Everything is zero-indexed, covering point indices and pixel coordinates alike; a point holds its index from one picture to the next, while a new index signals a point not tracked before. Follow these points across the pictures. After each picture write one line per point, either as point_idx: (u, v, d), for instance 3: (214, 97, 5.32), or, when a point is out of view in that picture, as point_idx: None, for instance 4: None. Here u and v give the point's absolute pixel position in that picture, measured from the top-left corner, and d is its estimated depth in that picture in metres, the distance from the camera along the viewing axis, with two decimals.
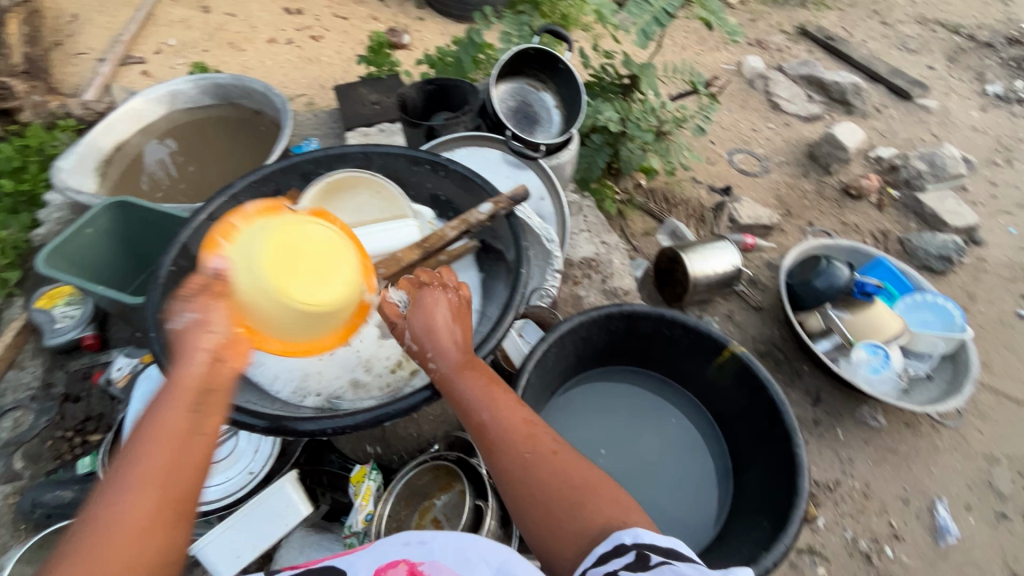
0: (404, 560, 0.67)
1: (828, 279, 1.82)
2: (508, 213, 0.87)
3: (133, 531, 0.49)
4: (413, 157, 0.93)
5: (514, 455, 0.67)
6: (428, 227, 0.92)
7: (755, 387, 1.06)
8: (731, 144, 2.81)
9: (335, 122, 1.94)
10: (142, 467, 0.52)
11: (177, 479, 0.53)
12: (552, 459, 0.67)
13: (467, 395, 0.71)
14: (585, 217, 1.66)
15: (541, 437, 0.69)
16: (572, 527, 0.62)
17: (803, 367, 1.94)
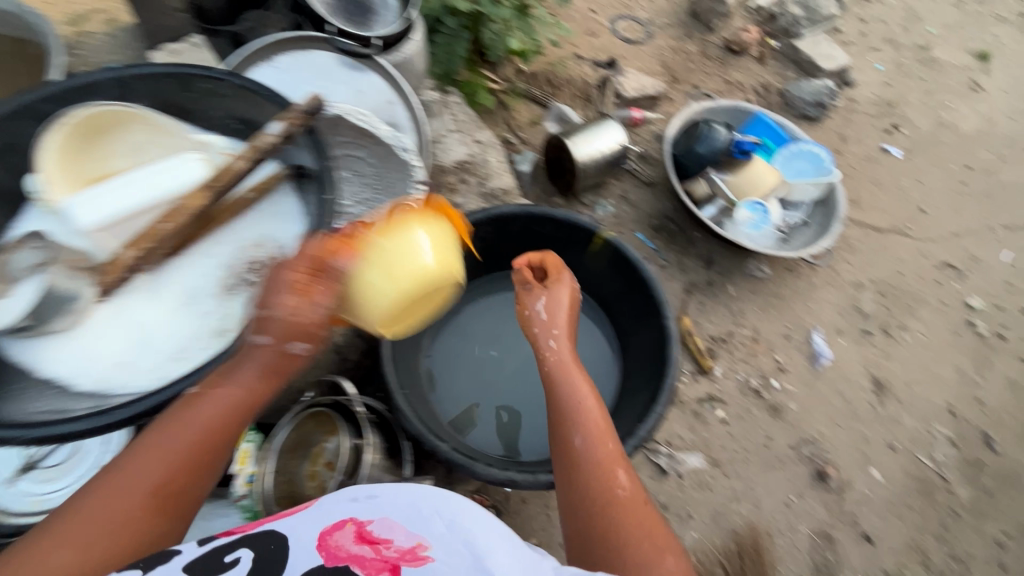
0: (353, 516, 0.72)
1: (708, 145, 1.84)
2: (304, 127, 0.89)
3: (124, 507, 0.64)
4: (179, 78, 0.88)
5: (580, 461, 0.87)
6: (219, 154, 0.91)
7: (628, 268, 1.10)
8: (612, 10, 2.63)
9: (139, 39, 1.60)
10: (157, 462, 0.67)
11: (179, 478, 0.68)
12: (604, 471, 0.85)
13: (570, 398, 0.94)
14: (453, 115, 1.52)
15: (609, 461, 0.86)
16: (607, 535, 0.76)
17: (696, 234, 2.01)
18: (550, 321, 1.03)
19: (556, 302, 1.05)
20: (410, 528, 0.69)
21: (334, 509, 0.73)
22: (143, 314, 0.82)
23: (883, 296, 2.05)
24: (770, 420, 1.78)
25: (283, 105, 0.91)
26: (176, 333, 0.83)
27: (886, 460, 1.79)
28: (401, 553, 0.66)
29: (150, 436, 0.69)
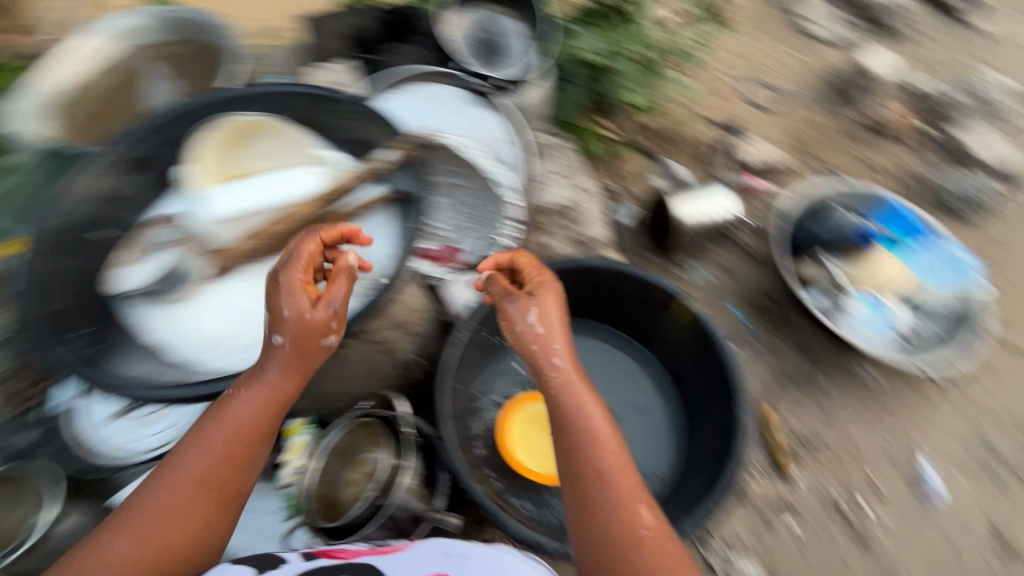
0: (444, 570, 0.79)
1: (829, 229, 1.73)
2: (410, 155, 1.15)
3: (189, 491, 0.77)
4: (315, 98, 1.11)
5: (599, 492, 0.80)
6: (332, 167, 1.15)
7: (709, 344, 1.07)
8: (746, 73, 2.56)
9: (300, 54, 1.81)
10: (207, 453, 0.80)
11: (231, 467, 0.81)
12: (621, 501, 0.79)
13: (579, 425, 0.86)
14: (559, 158, 1.54)
15: (630, 493, 0.80)
16: (627, 566, 0.75)
17: (797, 319, 1.84)
18: (555, 330, 0.92)
19: (542, 314, 0.93)
20: None
21: (423, 562, 0.81)
22: (256, 286, 1.07)
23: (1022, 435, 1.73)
24: (851, 546, 1.55)
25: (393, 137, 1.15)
26: None
27: None
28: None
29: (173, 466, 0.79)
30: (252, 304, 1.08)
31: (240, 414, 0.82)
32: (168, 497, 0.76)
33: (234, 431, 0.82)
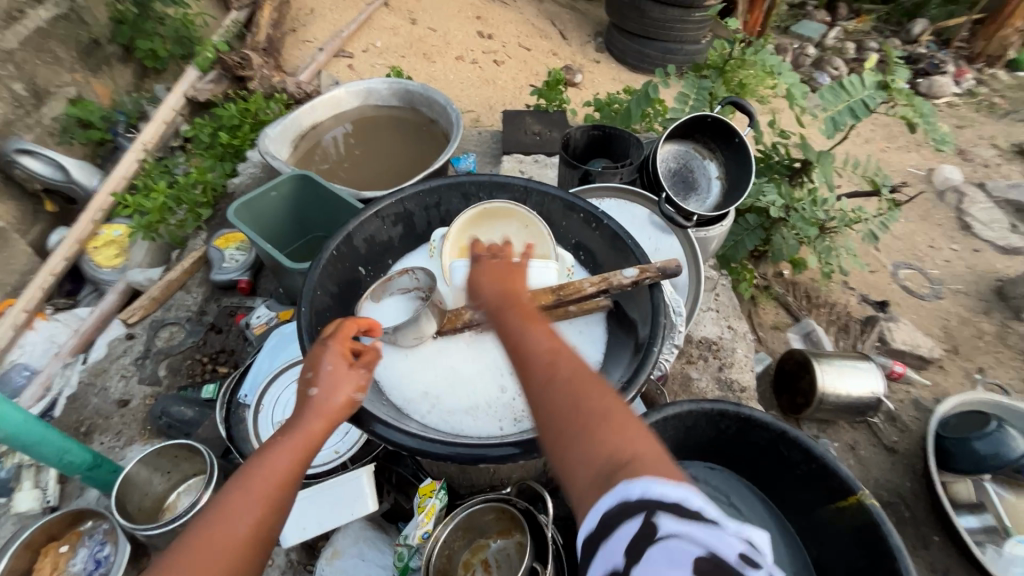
0: None
1: (993, 445, 1.52)
2: (653, 284, 0.82)
3: (225, 549, 0.52)
4: (569, 205, 0.92)
5: (543, 392, 0.58)
6: (565, 273, 0.90)
7: (879, 549, 0.90)
8: (900, 256, 2.50)
9: (496, 144, 2.07)
10: (236, 506, 0.54)
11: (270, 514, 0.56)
12: (571, 392, 0.56)
13: (517, 336, 0.64)
14: (716, 295, 1.56)
15: (588, 384, 0.57)
16: (590, 453, 0.51)
17: (934, 537, 1.62)
18: (498, 276, 0.73)
19: (483, 278, 0.72)
20: None
21: None
22: (456, 362, 0.85)
23: None
24: None
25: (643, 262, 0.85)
26: (477, 394, 0.83)
27: None
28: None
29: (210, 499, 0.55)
30: (477, 384, 0.83)
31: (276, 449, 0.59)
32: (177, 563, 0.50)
33: (274, 471, 0.58)
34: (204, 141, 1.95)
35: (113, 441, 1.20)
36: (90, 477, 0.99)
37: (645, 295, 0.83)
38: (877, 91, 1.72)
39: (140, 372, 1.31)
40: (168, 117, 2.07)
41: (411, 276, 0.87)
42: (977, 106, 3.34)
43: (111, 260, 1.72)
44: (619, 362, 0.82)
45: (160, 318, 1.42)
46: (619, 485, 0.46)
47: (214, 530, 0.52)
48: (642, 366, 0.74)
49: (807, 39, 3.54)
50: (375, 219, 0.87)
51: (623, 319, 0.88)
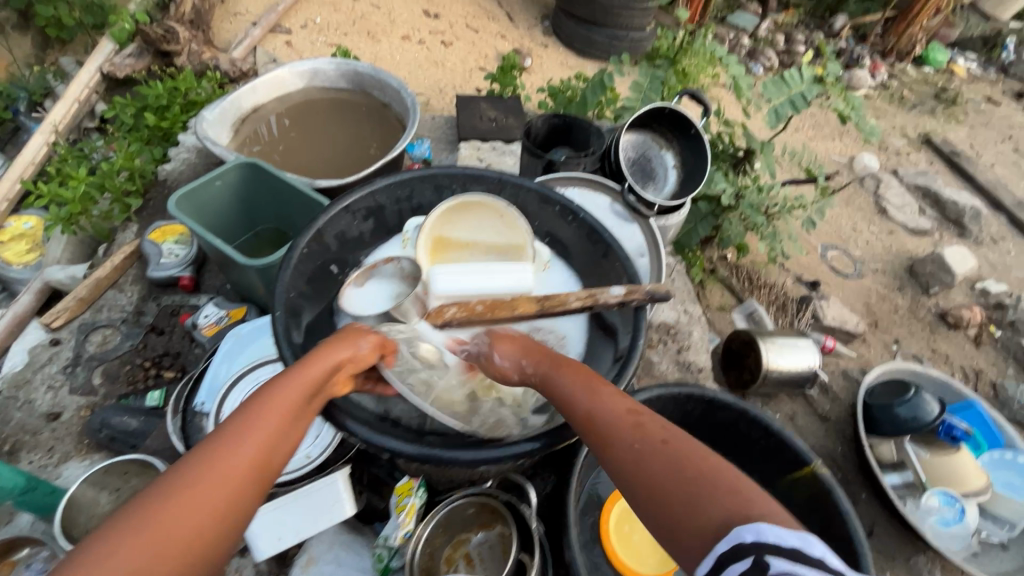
0: None
1: (913, 411, 1.69)
2: (640, 305, 0.84)
3: (225, 476, 0.52)
4: (543, 197, 0.94)
5: (624, 448, 0.59)
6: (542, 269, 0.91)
7: (831, 515, 0.98)
8: (827, 238, 2.70)
9: (450, 129, 2.02)
10: (238, 444, 0.55)
11: (269, 448, 0.56)
12: (657, 450, 0.57)
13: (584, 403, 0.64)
14: (672, 281, 1.62)
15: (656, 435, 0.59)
16: (692, 515, 0.52)
17: (862, 494, 1.79)
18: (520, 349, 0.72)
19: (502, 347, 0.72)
20: None
21: None
22: None
23: None
24: None
25: (621, 262, 0.87)
26: None
27: None
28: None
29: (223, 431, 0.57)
30: None
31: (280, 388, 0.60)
32: (179, 490, 0.50)
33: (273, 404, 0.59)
34: (127, 123, 1.77)
35: (44, 459, 1.09)
36: (23, 502, 0.89)
37: (631, 316, 0.85)
38: (814, 84, 1.82)
39: (71, 381, 1.19)
40: (81, 95, 1.86)
41: (396, 266, 0.86)
42: (890, 98, 3.63)
43: (22, 256, 1.54)
44: (601, 362, 0.84)
45: (90, 321, 1.29)
46: (729, 532, 0.49)
47: (215, 460, 0.53)
48: (624, 371, 0.78)
49: (743, 29, 3.69)
50: (344, 215, 0.84)
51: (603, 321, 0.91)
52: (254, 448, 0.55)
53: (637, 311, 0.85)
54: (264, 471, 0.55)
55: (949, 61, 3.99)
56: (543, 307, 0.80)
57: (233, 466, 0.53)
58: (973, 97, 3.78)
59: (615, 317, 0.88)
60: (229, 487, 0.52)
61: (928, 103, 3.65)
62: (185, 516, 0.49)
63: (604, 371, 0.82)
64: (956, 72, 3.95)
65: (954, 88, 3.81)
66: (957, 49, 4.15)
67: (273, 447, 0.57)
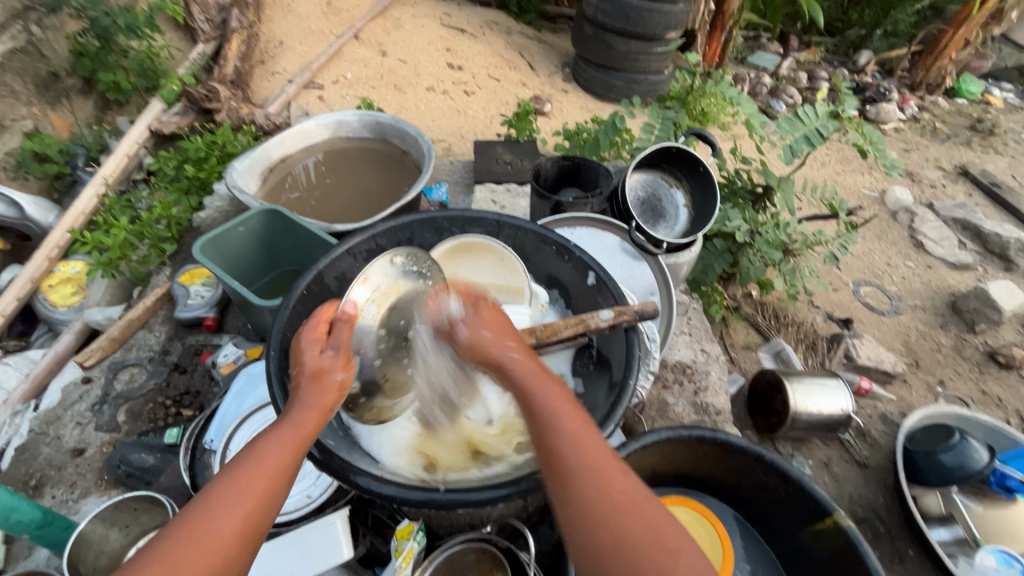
0: None
1: (958, 458, 1.56)
2: (630, 326, 0.84)
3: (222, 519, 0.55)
4: (542, 237, 0.96)
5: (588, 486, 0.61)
6: (539, 309, 0.94)
7: (857, 571, 0.91)
8: (860, 274, 2.60)
9: (467, 173, 2.08)
10: (245, 476, 0.59)
11: (273, 478, 0.60)
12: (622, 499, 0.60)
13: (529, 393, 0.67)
14: (689, 319, 1.59)
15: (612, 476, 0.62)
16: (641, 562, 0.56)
17: (908, 551, 1.65)
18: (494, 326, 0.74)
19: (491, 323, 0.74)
20: None
21: None
22: None
23: None
24: None
25: (617, 298, 0.88)
26: None
27: None
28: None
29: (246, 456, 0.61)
30: None
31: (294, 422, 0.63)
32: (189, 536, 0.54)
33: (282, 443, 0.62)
34: (169, 174, 1.91)
35: (66, 494, 1.13)
36: (39, 537, 0.93)
37: (621, 335, 0.85)
38: (829, 120, 1.81)
39: (97, 419, 1.25)
40: (131, 150, 2.02)
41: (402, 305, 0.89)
42: (921, 131, 3.55)
43: (66, 299, 1.65)
44: (598, 395, 0.83)
45: (120, 360, 1.36)
46: None
47: (203, 532, 0.54)
48: (620, 399, 0.76)
49: (763, 69, 3.71)
50: (347, 257, 0.89)
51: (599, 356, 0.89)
52: (264, 478, 0.59)
53: (628, 329, 0.84)
54: (270, 497, 0.59)
55: (983, 92, 3.90)
56: (538, 339, 0.82)
57: (243, 499, 0.57)
58: (1012, 127, 3.66)
59: (611, 350, 0.87)
60: (239, 518, 0.56)
61: (963, 134, 3.55)
62: (197, 558, 0.53)
63: (602, 401, 0.81)
64: (991, 103, 3.85)
65: (990, 119, 3.70)
66: (992, 81, 4.05)
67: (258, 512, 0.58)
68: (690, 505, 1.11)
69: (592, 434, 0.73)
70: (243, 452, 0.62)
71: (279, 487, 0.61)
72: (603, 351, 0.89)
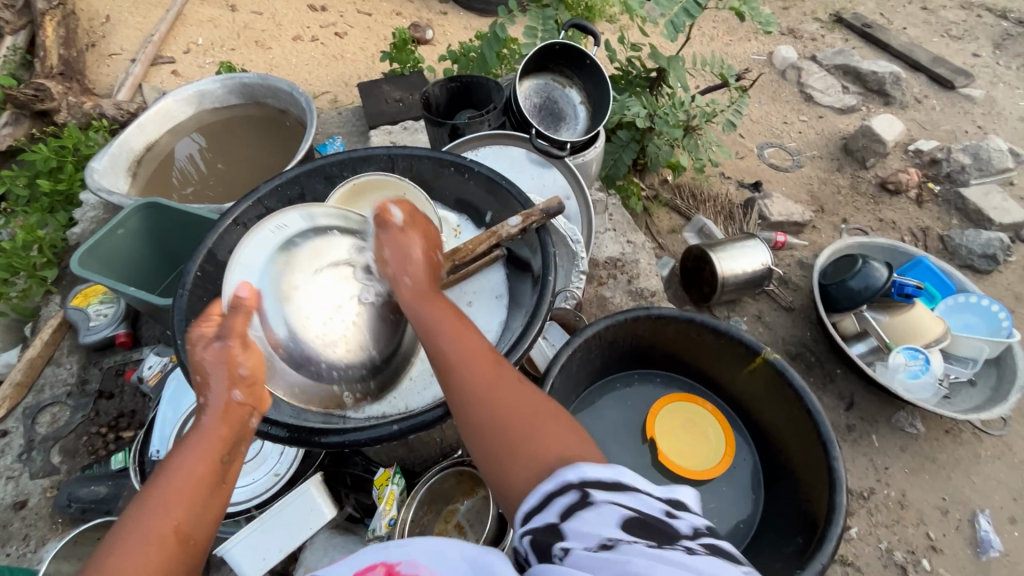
0: (382, 563, 0.51)
1: (864, 280, 1.75)
2: (540, 227, 0.84)
3: (150, 546, 0.53)
4: (439, 161, 0.94)
5: (472, 375, 0.65)
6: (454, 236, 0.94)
7: (790, 395, 1.03)
8: (761, 137, 2.71)
9: (359, 120, 1.95)
10: (155, 503, 0.56)
11: (193, 501, 0.57)
12: (504, 399, 0.63)
13: (441, 337, 0.69)
14: (610, 215, 1.62)
15: (501, 371, 0.67)
16: (531, 454, 0.56)
17: (837, 371, 1.87)
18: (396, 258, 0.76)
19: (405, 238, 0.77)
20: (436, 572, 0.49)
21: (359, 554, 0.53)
22: None
23: None
24: None
25: (524, 205, 0.88)
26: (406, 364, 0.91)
27: None
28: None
29: (158, 488, 0.57)
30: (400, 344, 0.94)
31: (191, 458, 0.60)
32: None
33: (196, 462, 0.60)
34: (23, 195, 1.68)
35: (21, 548, 1.08)
36: None
37: (534, 238, 0.85)
38: None
39: (29, 467, 1.16)
40: None
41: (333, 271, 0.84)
42: None
43: None
44: (524, 296, 0.85)
45: (35, 403, 1.25)
46: (558, 470, 0.53)
47: (121, 567, 0.51)
48: (543, 294, 0.78)
49: None
50: (236, 228, 0.87)
51: (519, 262, 0.90)
52: (182, 506, 0.56)
53: (540, 230, 0.85)
54: (193, 535, 0.56)
55: None
56: (453, 262, 0.81)
57: (161, 523, 0.55)
58: None
59: (527, 253, 0.88)
60: (159, 553, 0.53)
61: None
62: None
63: (528, 298, 0.84)
64: None
65: None
66: None
67: (186, 539, 0.55)
68: (728, 443, 1.16)
69: (525, 332, 0.76)
70: (159, 471, 0.59)
71: (205, 502, 0.58)
72: (519, 256, 0.90)
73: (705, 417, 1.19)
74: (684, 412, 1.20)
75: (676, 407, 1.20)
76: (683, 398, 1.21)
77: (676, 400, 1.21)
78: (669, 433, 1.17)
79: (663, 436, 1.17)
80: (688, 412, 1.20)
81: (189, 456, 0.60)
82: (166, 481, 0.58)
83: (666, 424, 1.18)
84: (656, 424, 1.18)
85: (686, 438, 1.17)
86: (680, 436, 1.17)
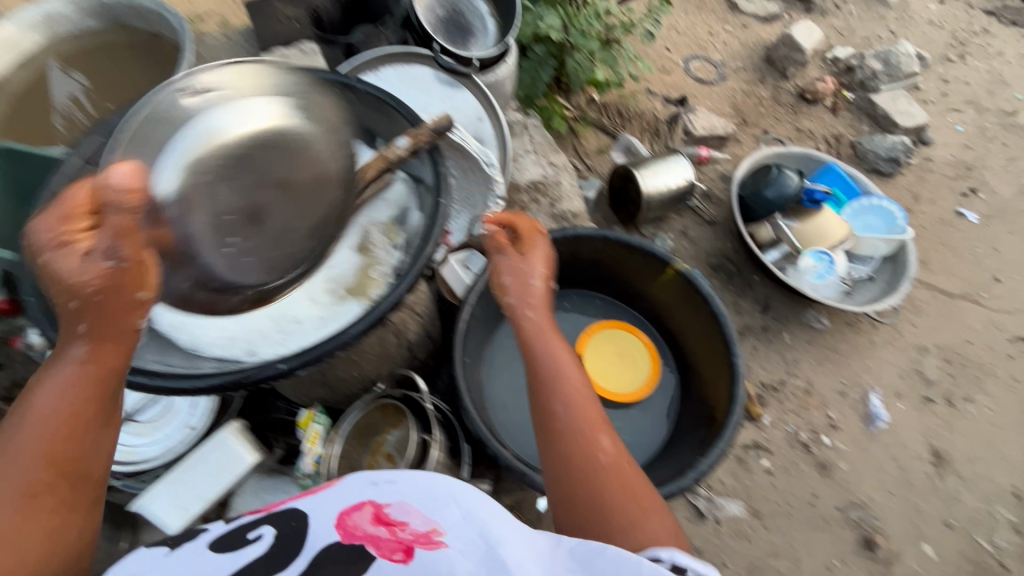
0: (370, 501, 0.62)
1: (778, 189, 1.83)
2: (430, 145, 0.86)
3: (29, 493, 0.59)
4: (318, 81, 0.90)
5: (574, 443, 0.77)
6: None
7: (698, 301, 1.07)
8: (687, 49, 2.66)
9: (251, 44, 1.74)
10: (31, 442, 0.60)
11: (76, 442, 0.62)
12: (608, 463, 0.76)
13: (554, 398, 0.81)
14: (531, 137, 1.57)
15: (601, 434, 0.79)
16: (627, 530, 0.70)
17: (754, 278, 1.98)
18: (521, 261, 0.87)
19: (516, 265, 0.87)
20: (427, 513, 0.60)
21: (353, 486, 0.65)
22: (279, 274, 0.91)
23: (946, 361, 1.96)
24: (818, 477, 1.71)
25: (413, 124, 0.88)
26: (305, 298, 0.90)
27: (941, 538, 1.68)
28: (416, 535, 0.58)
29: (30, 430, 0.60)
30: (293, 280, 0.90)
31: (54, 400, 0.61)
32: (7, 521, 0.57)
33: (62, 401, 0.61)
34: None
35: None
36: None
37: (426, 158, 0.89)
38: None
39: None
40: None
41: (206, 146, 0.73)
42: None
43: None
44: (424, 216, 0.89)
45: None
46: (650, 548, 0.66)
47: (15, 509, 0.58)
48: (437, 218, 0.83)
49: None
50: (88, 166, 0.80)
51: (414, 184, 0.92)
52: (69, 445, 0.61)
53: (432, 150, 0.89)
54: (81, 469, 0.62)
55: None
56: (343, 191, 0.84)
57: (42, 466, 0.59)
58: None
59: (422, 172, 0.91)
60: (50, 489, 0.60)
61: None
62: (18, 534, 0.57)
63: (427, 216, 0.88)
64: None
65: None
66: None
67: (75, 473, 0.62)
68: (654, 369, 1.23)
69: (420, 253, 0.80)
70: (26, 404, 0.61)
71: (90, 436, 0.64)
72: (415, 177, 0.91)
73: (637, 346, 1.25)
74: (619, 338, 1.25)
75: (611, 330, 1.26)
76: (618, 324, 1.27)
77: (613, 326, 1.27)
78: (600, 351, 1.23)
79: (592, 353, 1.23)
80: (623, 338, 1.25)
81: (52, 395, 0.61)
82: (37, 423, 0.60)
83: (598, 344, 1.24)
84: (590, 343, 1.23)
85: (615, 360, 1.23)
86: (609, 357, 1.23)
